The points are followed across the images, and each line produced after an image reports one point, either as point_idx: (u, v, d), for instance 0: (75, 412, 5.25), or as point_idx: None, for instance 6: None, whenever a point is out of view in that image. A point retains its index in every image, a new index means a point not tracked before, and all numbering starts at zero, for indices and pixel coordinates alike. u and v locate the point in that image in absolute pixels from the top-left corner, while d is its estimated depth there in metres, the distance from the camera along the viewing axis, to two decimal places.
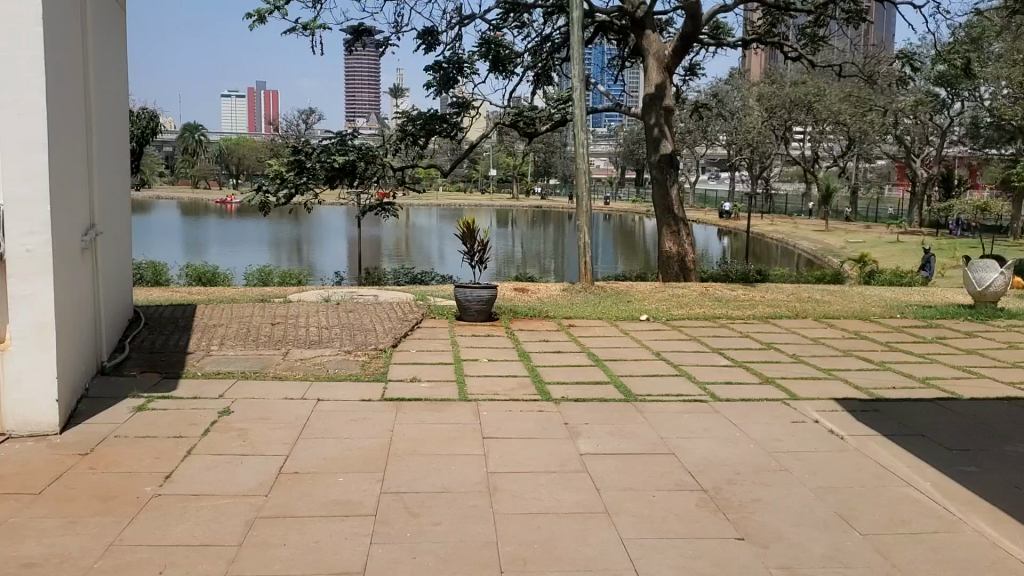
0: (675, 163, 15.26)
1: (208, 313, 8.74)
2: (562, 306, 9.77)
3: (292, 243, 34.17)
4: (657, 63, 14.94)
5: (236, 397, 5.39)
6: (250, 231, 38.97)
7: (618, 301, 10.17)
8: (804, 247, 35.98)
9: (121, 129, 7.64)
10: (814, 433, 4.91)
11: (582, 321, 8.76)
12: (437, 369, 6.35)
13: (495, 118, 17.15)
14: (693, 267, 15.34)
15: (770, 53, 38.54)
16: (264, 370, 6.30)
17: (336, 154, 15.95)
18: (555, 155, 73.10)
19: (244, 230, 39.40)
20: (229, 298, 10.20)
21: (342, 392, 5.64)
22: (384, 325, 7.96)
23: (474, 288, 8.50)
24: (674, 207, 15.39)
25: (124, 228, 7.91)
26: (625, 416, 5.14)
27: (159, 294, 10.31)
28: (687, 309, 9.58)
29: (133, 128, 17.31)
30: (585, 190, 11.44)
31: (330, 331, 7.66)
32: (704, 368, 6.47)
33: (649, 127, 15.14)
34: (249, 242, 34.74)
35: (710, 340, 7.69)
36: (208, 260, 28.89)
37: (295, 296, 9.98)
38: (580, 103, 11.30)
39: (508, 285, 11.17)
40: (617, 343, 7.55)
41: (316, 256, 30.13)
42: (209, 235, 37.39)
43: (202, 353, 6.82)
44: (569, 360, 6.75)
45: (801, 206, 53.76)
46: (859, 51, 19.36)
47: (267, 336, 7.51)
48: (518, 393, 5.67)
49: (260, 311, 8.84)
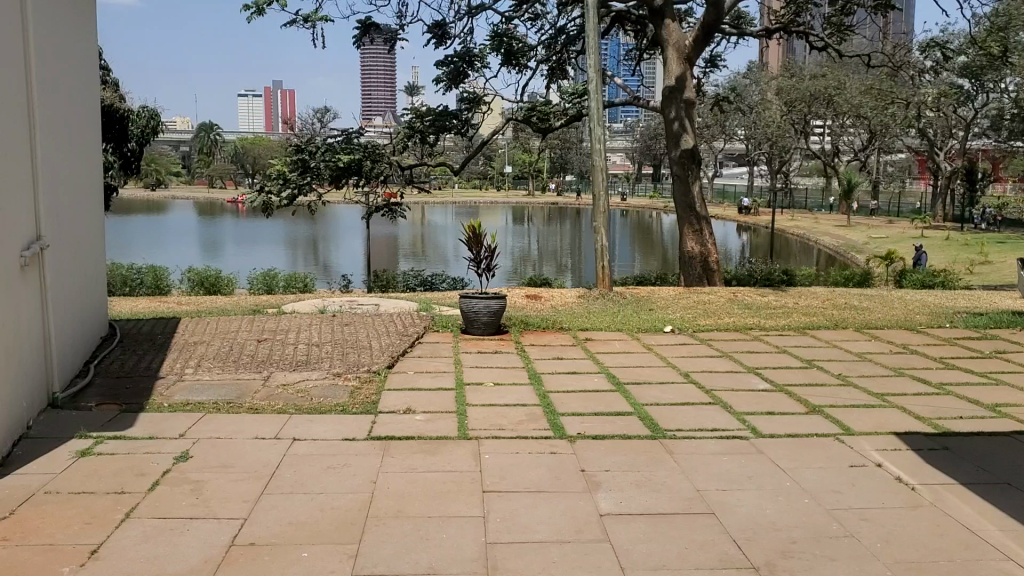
0: (697, 158, 14.40)
1: (192, 328, 8.00)
2: (578, 315, 8.98)
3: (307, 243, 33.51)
4: (677, 54, 14.10)
5: (199, 438, 4.64)
6: (264, 231, 38.29)
7: (639, 309, 9.37)
8: (827, 243, 35.03)
9: (88, 133, 6.93)
10: (878, 481, 4.12)
11: (600, 334, 7.97)
12: (436, 397, 5.58)
13: (507, 114, 16.39)
14: (716, 269, 14.50)
15: (787, 45, 37.62)
16: (239, 400, 5.54)
17: (341, 154, 15.23)
18: (571, 151, 72.21)
19: (258, 230, 38.74)
20: (219, 310, 9.44)
21: (324, 428, 4.88)
22: (382, 341, 7.19)
23: (481, 298, 7.73)
24: (696, 205, 14.54)
25: (95, 240, 7.18)
26: (653, 460, 4.36)
27: (145, 306, 9.56)
28: (715, 318, 8.79)
29: (132, 127, 16.60)
30: (603, 189, 10.63)
31: (320, 349, 6.92)
32: (740, 395, 5.67)
33: (668, 121, 14.32)
34: (262, 242, 33.90)
35: (744, 358, 6.90)
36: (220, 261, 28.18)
37: (290, 307, 9.22)
38: (596, 96, 10.49)
39: (520, 292, 10.39)
40: (640, 361, 6.76)
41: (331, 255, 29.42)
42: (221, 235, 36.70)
43: (174, 378, 6.07)
44: (586, 384, 5.97)
45: (822, 201, 52.68)
46: (887, 40, 18.48)
47: (251, 356, 6.75)
48: (527, 428, 4.90)
49: (250, 325, 8.09)
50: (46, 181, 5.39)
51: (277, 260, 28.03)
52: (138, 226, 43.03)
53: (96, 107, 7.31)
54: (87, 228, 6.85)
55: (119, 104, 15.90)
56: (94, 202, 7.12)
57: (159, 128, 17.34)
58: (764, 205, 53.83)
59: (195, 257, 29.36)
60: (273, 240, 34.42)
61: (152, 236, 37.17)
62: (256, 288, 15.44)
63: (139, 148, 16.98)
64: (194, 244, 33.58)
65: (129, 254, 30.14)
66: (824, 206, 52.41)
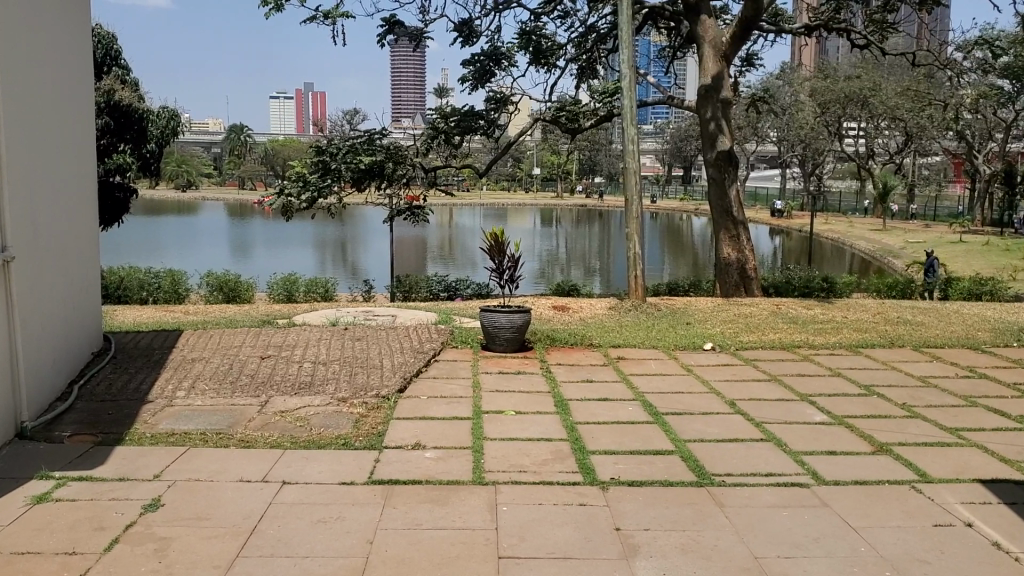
0: (735, 160, 13.66)
1: (193, 341, 7.40)
2: (609, 329, 8.32)
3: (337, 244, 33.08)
4: (714, 51, 13.43)
5: (176, 480, 4.05)
6: (293, 233, 37.91)
7: (675, 323, 8.70)
8: (861, 247, 34.06)
9: (80, 134, 6.44)
10: (971, 548, 3.44)
11: (634, 351, 7.32)
12: (451, 429, 4.95)
13: (536, 115, 15.78)
14: (754, 276, 13.78)
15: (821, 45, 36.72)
16: (230, 431, 4.94)
17: (363, 155, 14.68)
18: (601, 152, 71.48)
19: (287, 231, 38.37)
20: (227, 321, 8.87)
21: (321, 468, 4.28)
22: (394, 359, 6.57)
23: (504, 312, 7.11)
24: (733, 209, 13.82)
25: (88, 247, 6.68)
26: (701, 518, 3.70)
27: (149, 317, 9.01)
28: (758, 335, 8.12)
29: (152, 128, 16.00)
30: (637, 191, 9.94)
31: (328, 369, 6.32)
32: (795, 432, 5.00)
33: (704, 121, 13.65)
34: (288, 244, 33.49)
35: (795, 383, 6.23)
36: (250, 262, 27.74)
37: (300, 318, 8.61)
38: (630, 94, 9.82)
39: (547, 302, 9.76)
40: (679, 385, 6.11)
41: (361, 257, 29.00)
42: (251, 236, 36.33)
43: (162, 403, 5.48)
44: (620, 414, 5.32)
45: (857, 204, 51.55)
46: (932, 37, 17.65)
47: (250, 376, 6.16)
48: (553, 471, 4.26)
49: (256, 338, 7.51)
50: (11, 185, 4.83)
51: (306, 262, 27.57)
52: (168, 227, 42.82)
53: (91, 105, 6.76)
54: (76, 235, 6.34)
55: (137, 103, 15.35)
56: (86, 205, 6.62)
57: (180, 129, 16.80)
58: (797, 207, 52.80)
59: (224, 258, 28.96)
60: (303, 242, 34.02)
61: (182, 237, 36.86)
62: (273, 296, 14.88)
63: (159, 149, 16.41)
64: (224, 245, 33.21)
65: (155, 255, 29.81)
66: (859, 209, 51.32)
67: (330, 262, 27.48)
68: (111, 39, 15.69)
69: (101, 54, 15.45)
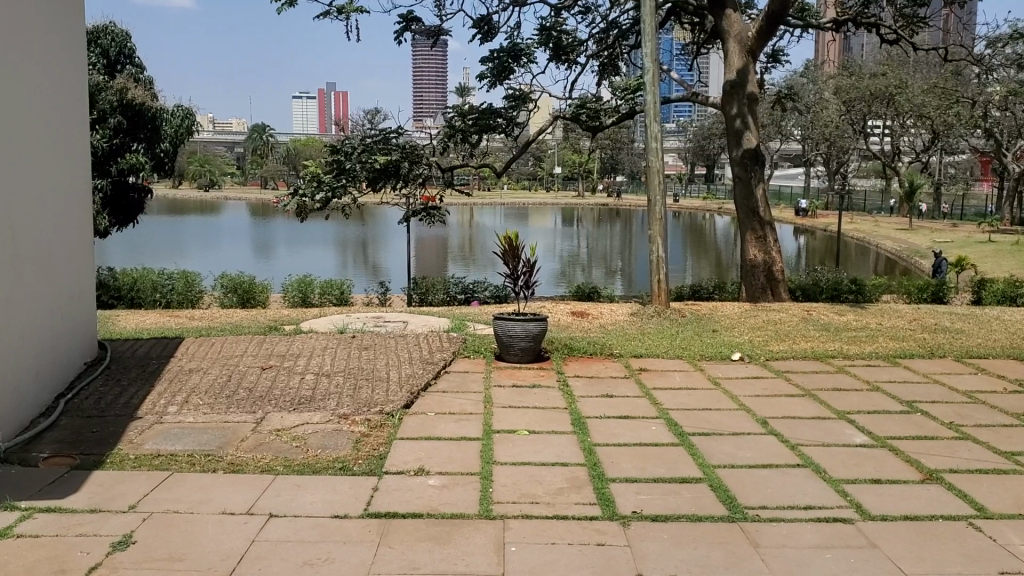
0: (761, 158, 13.17)
1: (193, 348, 7.06)
2: (631, 338, 7.90)
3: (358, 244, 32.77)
4: (738, 46, 13.00)
5: (153, 513, 3.68)
6: (314, 232, 37.64)
7: (700, 330, 8.27)
8: (888, 247, 33.38)
9: (65, 138, 6.14)
10: None
11: (657, 362, 6.89)
12: (458, 452, 4.55)
13: (556, 113, 15.36)
14: (781, 278, 13.30)
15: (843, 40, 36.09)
16: (219, 453, 4.57)
17: (378, 154, 14.34)
18: (623, 151, 70.88)
19: (308, 231, 38.09)
20: (232, 327, 8.51)
21: (313, 498, 3.89)
22: (401, 370, 6.18)
23: (518, 319, 6.71)
24: (760, 209, 13.33)
25: (79, 253, 6.38)
26: (735, 561, 3.28)
27: (152, 324, 8.67)
28: (789, 344, 7.68)
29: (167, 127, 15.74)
30: (661, 191, 9.48)
31: (330, 382, 5.93)
32: (835, 457, 4.56)
33: (729, 119, 13.18)
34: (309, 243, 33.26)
35: (832, 399, 5.78)
36: (273, 261, 27.51)
37: (306, 325, 8.24)
38: (653, 89, 9.39)
39: (566, 308, 9.35)
40: (707, 401, 5.68)
41: (382, 256, 28.75)
42: (274, 236, 36.09)
43: (151, 420, 5.14)
44: (643, 434, 4.90)
45: (883, 204, 50.74)
46: (964, 32, 17.04)
47: (248, 389, 5.81)
48: (569, 503, 3.85)
49: (259, 346, 7.15)
50: None
51: (328, 261, 27.36)
52: (191, 227, 42.85)
53: (77, 102, 6.38)
54: (63, 241, 6.03)
55: (150, 102, 15.01)
56: (75, 211, 6.33)
57: (195, 128, 16.40)
58: (822, 206, 52.04)
59: (246, 258, 28.71)
60: (324, 241, 33.87)
61: (203, 236, 36.65)
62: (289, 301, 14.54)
63: (174, 150, 16.00)
64: (246, 245, 32.98)
65: (177, 254, 29.72)
66: (884, 209, 50.49)
67: (352, 261, 27.23)
68: (125, 38, 15.47)
69: (115, 51, 15.24)
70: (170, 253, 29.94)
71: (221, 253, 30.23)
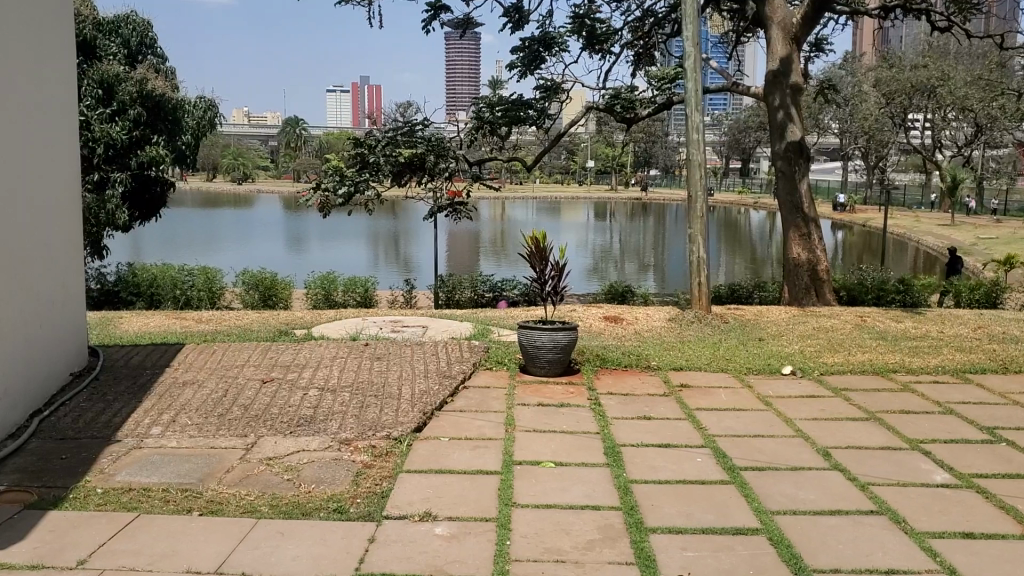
0: (806, 151, 12.38)
1: (191, 357, 6.48)
2: (669, 347, 7.24)
3: (391, 238, 32.05)
4: (783, 33, 12.23)
5: (106, 570, 3.09)
6: (347, 226, 36.93)
7: (746, 339, 7.57)
8: (929, 243, 32.23)
9: (44, 128, 5.53)
10: None
11: (699, 377, 6.23)
12: (472, 490, 3.93)
13: (589, 105, 14.67)
14: (826, 278, 12.49)
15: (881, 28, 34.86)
16: (199, 488, 3.98)
17: (402, 147, 13.74)
18: (657, 144, 69.88)
19: (342, 225, 37.39)
20: (240, 332, 7.95)
21: (298, 552, 3.29)
22: (414, 386, 5.56)
23: (546, 328, 6.10)
24: (804, 205, 12.53)
25: (64, 252, 5.80)
26: None
27: (156, 327, 8.12)
28: (844, 356, 6.98)
29: (188, 118, 15.01)
30: (702, 185, 8.76)
31: (335, 400, 5.32)
32: (914, 501, 3.88)
33: (772, 110, 12.44)
34: (343, 238, 32.54)
35: (902, 424, 5.09)
36: (304, 256, 26.72)
37: (318, 331, 7.65)
38: (693, 77, 8.68)
39: (599, 313, 8.69)
40: (758, 426, 5.02)
41: (415, 251, 27.94)
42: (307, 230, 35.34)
43: (130, 444, 4.55)
44: (687, 469, 4.25)
45: (923, 198, 49.43)
46: (1018, 19, 16.08)
47: (243, 407, 5.21)
48: (600, 561, 3.22)
49: (263, 354, 6.55)
50: None
51: (360, 256, 26.55)
52: (223, 220, 42.52)
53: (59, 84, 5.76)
54: (42, 241, 5.44)
55: (171, 93, 14.28)
56: (58, 208, 5.73)
57: (217, 121, 15.73)
58: (861, 202, 50.82)
59: (279, 252, 28.02)
60: (357, 235, 33.40)
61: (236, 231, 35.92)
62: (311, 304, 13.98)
63: (194, 144, 15.31)
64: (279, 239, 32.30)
65: (209, 248, 29.27)
66: (925, 204, 49.20)
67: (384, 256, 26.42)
68: (146, 28, 14.94)
69: (137, 41, 14.69)
70: (202, 247, 29.52)
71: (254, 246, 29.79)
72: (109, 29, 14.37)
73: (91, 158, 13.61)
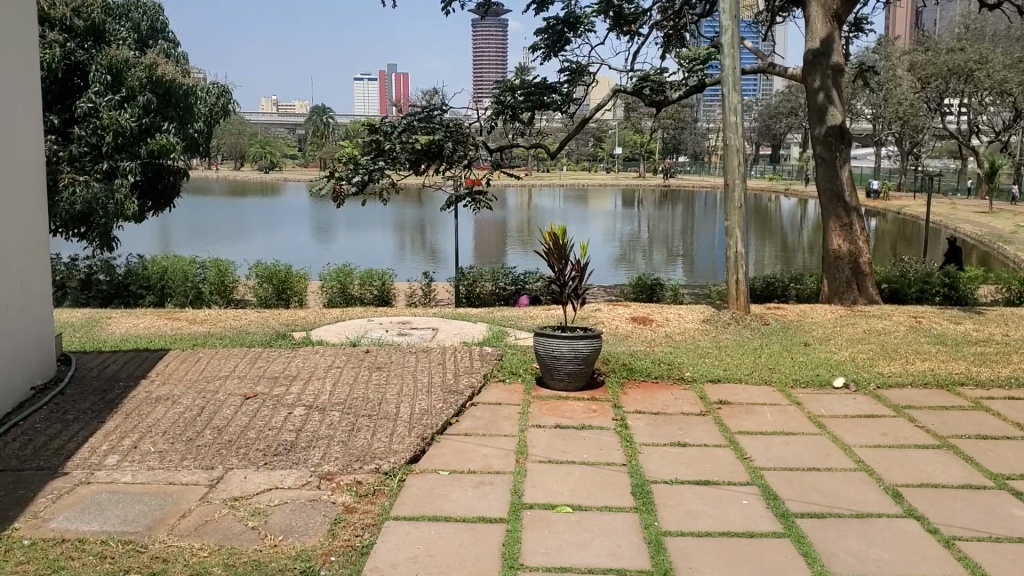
0: (848, 137, 11.49)
1: (172, 367, 5.83)
2: (705, 354, 6.50)
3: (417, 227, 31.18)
4: (823, 10, 11.39)
5: None
6: (375, 216, 36.06)
7: (789, 345, 6.82)
8: (966, 230, 31.03)
9: None
10: None
11: (739, 392, 5.50)
12: (473, 546, 3.25)
13: (616, 90, 13.88)
14: (870, 272, 11.57)
15: (912, 8, 33.30)
16: (144, 539, 3.32)
17: (419, 133, 12.98)
18: (685, 130, 68.77)
19: (370, 214, 36.54)
20: (236, 334, 7.31)
21: None
22: (415, 404, 4.86)
23: (565, 336, 5.38)
24: (846, 194, 11.61)
25: (21, 251, 5.13)
26: None
27: (145, 330, 7.50)
28: (901, 366, 6.21)
29: (201, 105, 13.93)
30: (740, 172, 7.98)
31: (322, 422, 4.62)
32: (1014, 565, 3.14)
33: (811, 92, 11.58)
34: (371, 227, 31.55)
35: (983, 455, 4.33)
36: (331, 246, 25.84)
37: (318, 334, 6.98)
38: (731, 54, 7.87)
39: (626, 314, 7.96)
40: (814, 457, 4.29)
41: (441, 240, 27.08)
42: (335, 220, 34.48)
43: (76, 479, 3.91)
44: (731, 517, 3.53)
45: (959, 185, 48.05)
46: None
47: (218, 430, 4.55)
48: None
49: (252, 364, 5.88)
50: None
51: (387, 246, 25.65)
52: (247, 208, 41.92)
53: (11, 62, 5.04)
54: None
55: (182, 78, 13.30)
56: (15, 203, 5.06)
57: (231, 108, 14.75)
58: (894, 188, 49.54)
59: (303, 242, 27.17)
60: (383, 224, 32.48)
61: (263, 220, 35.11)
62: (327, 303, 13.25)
63: (207, 132, 14.32)
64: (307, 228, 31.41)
65: (235, 238, 28.45)
66: (961, 191, 47.80)
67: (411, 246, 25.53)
68: (157, 11, 14.02)
69: (147, 26, 13.76)
70: (229, 236, 28.74)
71: (280, 236, 28.98)
72: (119, 12, 13.37)
73: (100, 146, 12.56)
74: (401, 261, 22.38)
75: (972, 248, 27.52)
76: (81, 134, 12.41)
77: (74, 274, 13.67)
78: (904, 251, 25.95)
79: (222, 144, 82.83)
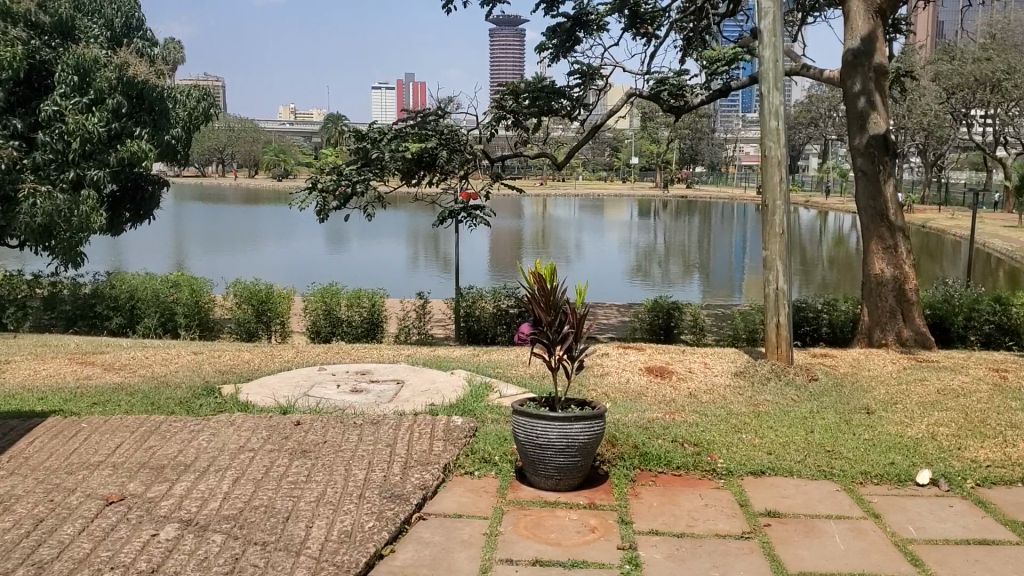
0: (894, 147, 9.89)
1: (33, 449, 4.37)
2: (741, 426, 5.01)
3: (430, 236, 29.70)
4: (865, 5, 9.90)
5: None
6: (390, 225, 34.35)
7: (846, 413, 5.33)
8: (997, 245, 29.43)
9: None
10: None
11: (791, 494, 4.03)
12: None
13: (633, 95, 12.38)
14: (916, 299, 9.85)
15: (938, 14, 31.39)
16: None
17: (410, 140, 11.42)
18: (703, 139, 67.12)
19: (384, 224, 35.03)
20: (153, 388, 5.88)
21: None
22: (334, 525, 3.41)
23: (554, 418, 3.91)
24: (889, 211, 9.99)
25: None
26: None
27: (44, 381, 6.05)
28: (999, 451, 4.68)
29: (179, 110, 11.36)
30: (781, 190, 6.49)
31: (191, 558, 3.16)
32: None
33: (851, 98, 10.04)
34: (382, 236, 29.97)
35: None
36: (337, 255, 24.36)
37: (249, 392, 5.53)
38: (771, 45, 6.38)
39: (641, 363, 6.48)
40: None
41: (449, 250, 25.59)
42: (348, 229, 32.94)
43: None
44: None
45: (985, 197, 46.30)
46: None
47: (37, 571, 3.09)
48: None
49: (142, 446, 4.38)
50: None
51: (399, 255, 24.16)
52: (256, 217, 40.48)
53: None
54: None
55: (159, 78, 10.90)
56: None
57: (215, 113, 12.20)
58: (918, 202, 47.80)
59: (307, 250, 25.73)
60: (395, 234, 30.73)
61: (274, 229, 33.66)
62: (311, 333, 10.82)
63: (186, 141, 11.69)
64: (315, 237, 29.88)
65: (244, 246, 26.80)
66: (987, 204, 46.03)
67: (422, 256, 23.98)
68: (133, 6, 11.79)
69: (121, 23, 11.52)
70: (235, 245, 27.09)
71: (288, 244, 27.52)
72: (89, 9, 11.20)
73: (67, 153, 10.27)
74: (413, 272, 20.70)
75: (1002, 264, 25.90)
76: (45, 139, 10.13)
77: (36, 291, 11.54)
78: (929, 267, 24.22)
79: (234, 150, 81.64)
